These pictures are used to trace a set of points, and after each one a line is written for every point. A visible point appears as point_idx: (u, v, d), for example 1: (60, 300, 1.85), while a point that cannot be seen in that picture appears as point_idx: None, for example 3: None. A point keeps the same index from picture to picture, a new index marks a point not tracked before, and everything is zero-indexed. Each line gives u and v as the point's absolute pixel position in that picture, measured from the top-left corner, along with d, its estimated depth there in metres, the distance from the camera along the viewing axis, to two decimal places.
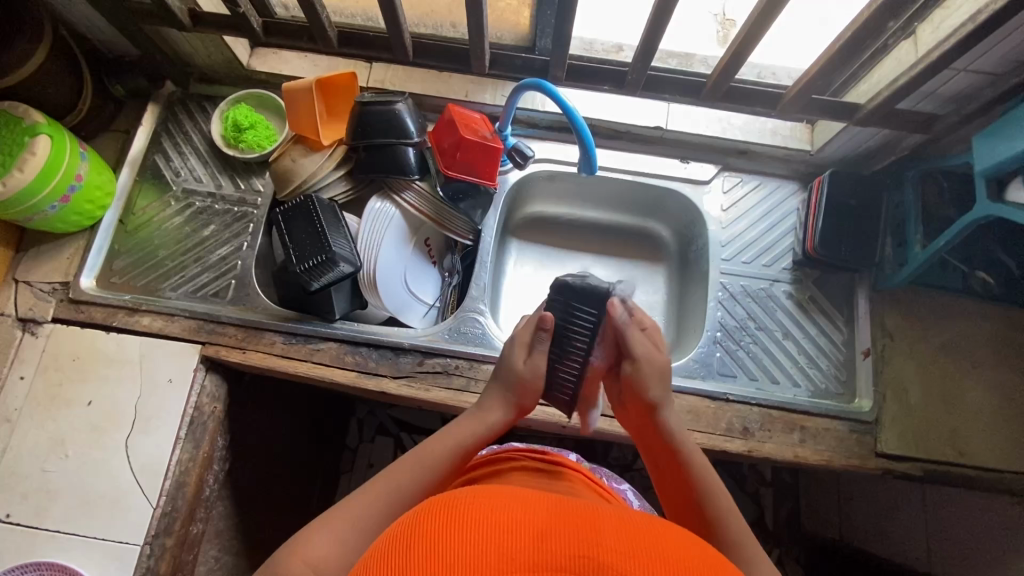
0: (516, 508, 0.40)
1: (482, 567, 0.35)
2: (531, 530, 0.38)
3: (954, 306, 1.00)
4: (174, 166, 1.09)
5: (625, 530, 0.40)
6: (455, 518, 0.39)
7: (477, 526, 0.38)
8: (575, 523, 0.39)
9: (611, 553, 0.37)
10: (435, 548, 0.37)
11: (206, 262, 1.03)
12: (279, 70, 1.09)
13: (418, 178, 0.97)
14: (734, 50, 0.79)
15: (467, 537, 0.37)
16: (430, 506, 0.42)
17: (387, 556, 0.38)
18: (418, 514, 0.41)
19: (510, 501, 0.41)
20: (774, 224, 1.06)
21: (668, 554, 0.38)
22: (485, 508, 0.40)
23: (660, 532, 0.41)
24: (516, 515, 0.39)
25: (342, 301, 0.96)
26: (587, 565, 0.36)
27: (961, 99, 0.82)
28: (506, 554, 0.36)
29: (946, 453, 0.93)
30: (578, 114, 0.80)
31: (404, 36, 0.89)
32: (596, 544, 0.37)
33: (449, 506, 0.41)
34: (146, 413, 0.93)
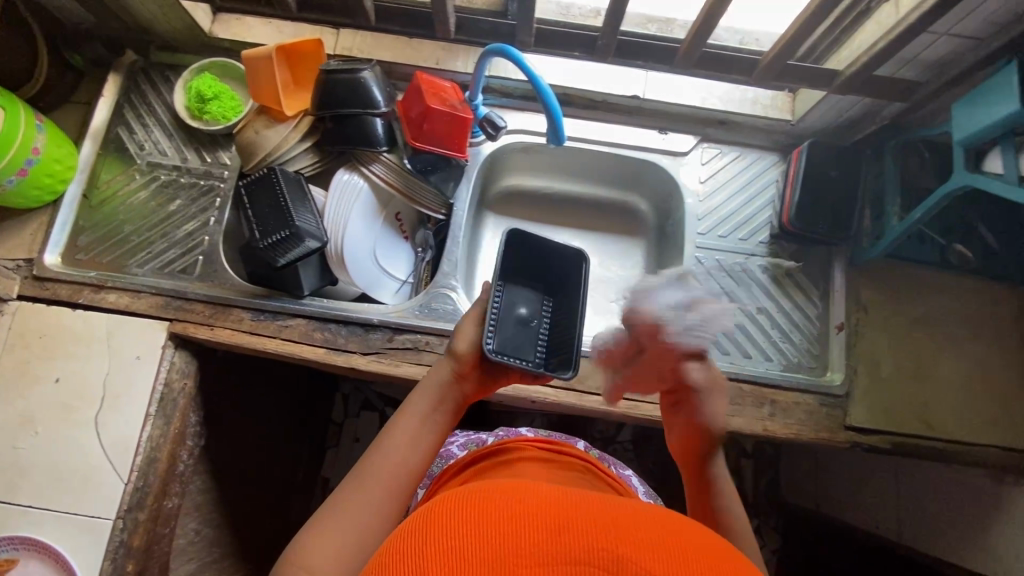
0: (532, 496, 0.38)
1: (499, 560, 0.33)
2: (551, 522, 0.35)
3: (930, 279, 0.99)
4: (138, 138, 1.05)
5: (645, 523, 0.37)
6: (466, 508, 0.37)
7: (493, 518, 0.35)
8: (595, 513, 0.37)
9: (633, 547, 0.34)
10: (446, 541, 0.35)
11: (172, 238, 1.01)
12: (243, 37, 1.04)
13: (385, 150, 0.95)
14: (705, 15, 0.75)
15: (481, 530, 0.35)
16: (438, 500, 0.39)
17: (396, 551, 0.36)
18: (429, 507, 0.39)
19: (524, 490, 0.39)
20: (752, 197, 1.04)
21: (693, 550, 0.36)
22: (502, 498, 0.38)
23: (684, 527, 0.39)
24: (531, 503, 0.37)
25: (310, 277, 0.95)
26: (610, 560, 0.33)
27: (942, 65, 0.79)
28: (524, 547, 0.34)
29: (914, 426, 0.93)
30: (544, 81, 0.78)
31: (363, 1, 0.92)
32: (619, 536, 0.35)
33: (459, 499, 0.39)
34: (115, 390, 0.92)
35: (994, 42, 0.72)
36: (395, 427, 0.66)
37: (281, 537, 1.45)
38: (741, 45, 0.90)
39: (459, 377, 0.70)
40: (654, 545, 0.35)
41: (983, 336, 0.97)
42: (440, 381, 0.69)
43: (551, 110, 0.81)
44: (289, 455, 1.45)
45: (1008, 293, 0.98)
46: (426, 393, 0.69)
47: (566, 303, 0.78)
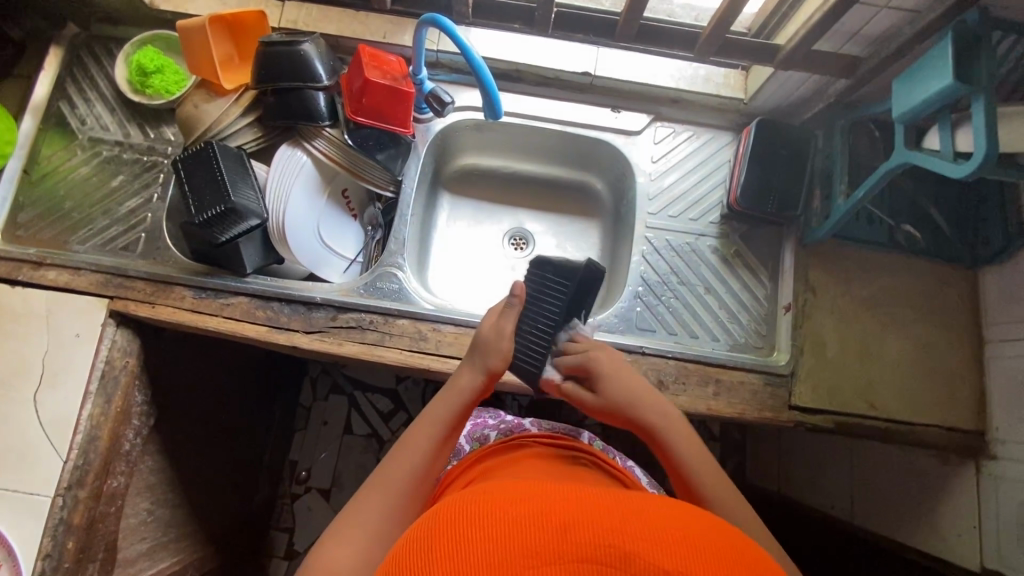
0: (538, 496, 0.39)
1: (504, 564, 0.34)
2: (556, 520, 0.36)
3: (879, 259, 0.98)
4: (80, 113, 1.03)
5: (647, 515, 0.38)
6: (475, 514, 0.38)
7: (501, 523, 0.36)
8: (599, 509, 0.37)
9: (637, 542, 0.35)
10: (456, 547, 0.36)
11: (115, 214, 0.99)
12: (184, 9, 1.02)
13: (328, 125, 0.93)
14: None
15: (486, 534, 0.36)
16: (446, 504, 0.40)
17: (409, 557, 0.37)
18: (437, 512, 0.40)
19: (526, 491, 0.40)
20: (704, 176, 1.03)
21: (698, 544, 0.36)
22: (505, 501, 0.39)
23: (689, 518, 0.39)
24: (535, 503, 0.38)
25: (253, 253, 0.93)
26: (612, 555, 0.34)
27: (884, 39, 0.78)
28: (531, 549, 0.34)
29: (859, 406, 0.93)
30: (477, 55, 0.79)
31: None
32: (623, 530, 0.36)
33: (470, 503, 0.39)
34: (54, 367, 0.91)
35: (931, 15, 0.71)
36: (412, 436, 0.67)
37: (245, 518, 1.45)
38: (695, 22, 0.89)
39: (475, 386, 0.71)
40: (663, 540, 0.35)
41: (931, 317, 0.97)
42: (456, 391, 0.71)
43: (485, 83, 0.81)
44: (253, 436, 1.44)
45: (956, 273, 0.98)
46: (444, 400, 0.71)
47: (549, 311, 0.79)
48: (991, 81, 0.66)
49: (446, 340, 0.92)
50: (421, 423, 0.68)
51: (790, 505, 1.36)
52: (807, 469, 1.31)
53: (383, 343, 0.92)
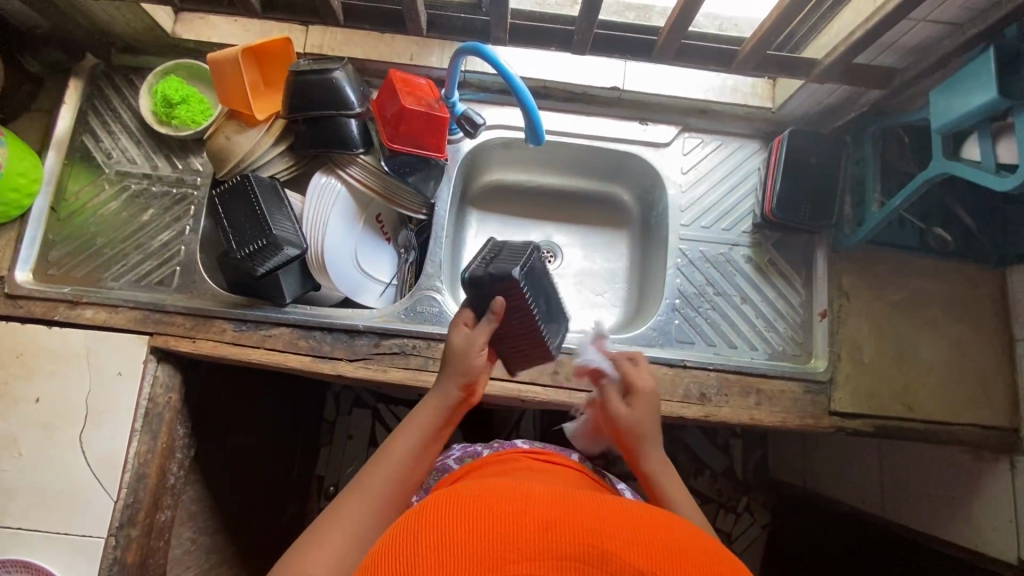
0: (525, 498, 0.40)
1: (489, 556, 0.34)
2: (538, 519, 0.37)
3: (910, 262, 1.00)
4: (105, 147, 1.02)
5: (626, 519, 0.39)
6: (462, 508, 0.38)
7: (485, 516, 0.37)
8: (583, 512, 0.38)
9: (615, 542, 0.36)
10: (442, 537, 0.36)
11: (147, 249, 0.99)
12: (207, 38, 1.00)
13: (361, 152, 0.93)
14: (682, 6, 0.74)
15: (471, 527, 0.36)
16: (437, 495, 0.41)
17: (395, 542, 0.37)
18: (423, 504, 0.41)
19: (513, 492, 0.41)
20: (734, 186, 1.04)
21: (675, 547, 0.37)
22: (492, 499, 0.39)
23: (666, 525, 0.40)
24: (522, 503, 0.39)
25: (292, 284, 0.93)
26: (593, 554, 0.35)
27: (921, 51, 0.79)
28: (514, 545, 0.35)
29: (897, 409, 0.95)
30: (519, 81, 0.79)
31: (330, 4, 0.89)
32: (605, 533, 0.37)
33: (458, 498, 0.40)
34: (98, 407, 0.91)
35: (973, 29, 0.71)
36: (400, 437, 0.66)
37: (279, 538, 1.45)
38: (719, 32, 0.88)
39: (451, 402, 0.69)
40: (639, 544, 0.36)
41: (962, 318, 0.98)
42: (432, 407, 0.69)
43: (526, 106, 0.82)
44: (282, 456, 1.44)
45: (985, 273, 0.99)
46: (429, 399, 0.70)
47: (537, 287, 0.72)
48: None
49: None
50: (403, 431, 0.67)
51: (818, 499, 1.38)
52: (835, 465, 1.33)
53: (428, 367, 0.92)
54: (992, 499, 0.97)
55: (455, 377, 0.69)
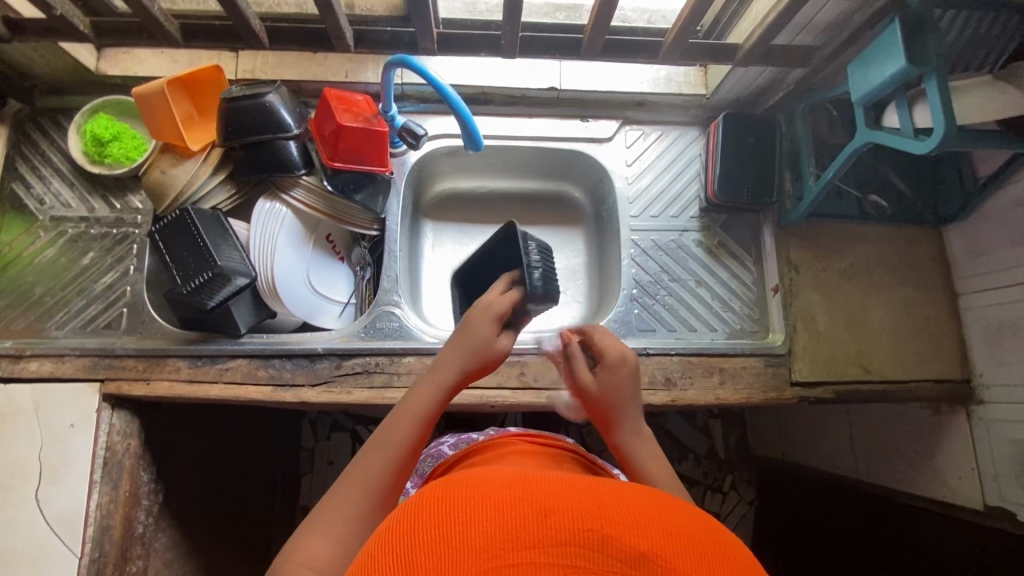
0: (516, 485, 0.37)
1: (484, 548, 0.32)
2: (533, 506, 0.35)
3: (854, 230, 1.03)
4: (36, 192, 0.98)
5: (625, 501, 0.37)
6: (451, 499, 0.36)
7: (478, 506, 0.35)
8: (580, 495, 0.37)
9: (615, 525, 0.34)
10: (434, 531, 0.34)
11: (91, 293, 0.95)
12: (133, 72, 0.98)
13: (303, 173, 0.92)
14: (601, 5, 0.76)
15: (465, 518, 0.34)
16: (428, 485, 0.39)
17: (385, 545, 0.35)
18: (415, 497, 0.38)
19: (507, 478, 0.39)
20: (677, 174, 1.06)
21: (675, 528, 0.35)
22: (485, 486, 0.37)
23: (667, 506, 0.38)
24: (516, 490, 0.36)
25: (245, 314, 0.91)
26: (592, 538, 0.33)
27: (835, 28, 0.81)
28: (510, 535, 0.33)
29: (855, 372, 0.98)
30: (449, 88, 0.79)
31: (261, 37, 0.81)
32: (601, 515, 0.35)
33: (451, 487, 0.38)
34: (52, 463, 0.87)
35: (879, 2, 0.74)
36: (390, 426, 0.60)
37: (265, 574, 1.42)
38: (648, 25, 0.91)
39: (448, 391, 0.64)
40: (641, 525, 0.35)
41: (907, 279, 1.02)
42: (424, 399, 0.63)
43: (461, 113, 0.81)
44: (262, 490, 1.41)
45: (924, 233, 1.03)
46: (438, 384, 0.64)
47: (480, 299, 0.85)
48: (939, 61, 0.70)
49: None
50: (391, 423, 0.60)
51: (796, 469, 1.41)
52: (807, 434, 1.36)
53: (393, 384, 0.91)
54: (955, 448, 1.01)
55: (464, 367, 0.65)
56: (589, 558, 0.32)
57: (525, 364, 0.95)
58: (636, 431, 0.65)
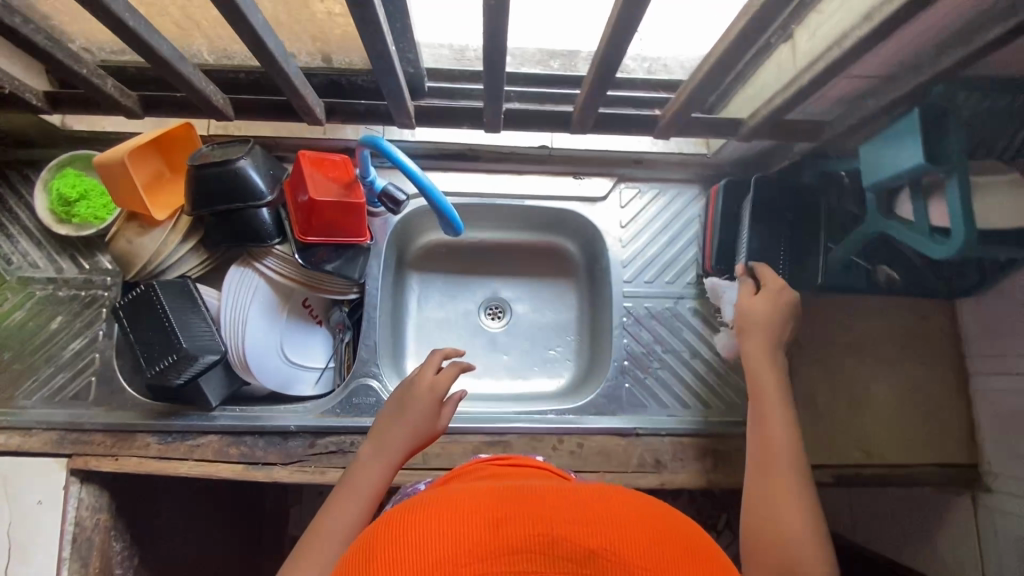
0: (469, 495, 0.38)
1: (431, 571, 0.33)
2: (485, 515, 0.35)
3: (860, 302, 0.98)
4: (3, 252, 0.95)
5: (582, 502, 0.37)
6: (401, 521, 0.37)
7: (429, 521, 0.36)
8: (535, 500, 0.37)
9: (565, 525, 0.34)
10: (386, 557, 0.34)
11: (59, 361, 0.92)
12: (101, 127, 0.94)
13: (276, 243, 0.87)
14: (592, 84, 0.71)
15: (415, 540, 0.35)
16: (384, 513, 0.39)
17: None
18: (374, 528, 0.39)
19: (460, 491, 0.39)
20: (674, 236, 1.00)
21: (629, 525, 0.35)
22: (437, 504, 0.37)
23: (624, 499, 0.38)
24: (468, 501, 0.37)
25: (216, 389, 0.88)
26: (543, 543, 0.34)
27: (847, 105, 0.75)
28: (462, 552, 0.33)
29: (855, 456, 0.93)
30: (422, 178, 0.73)
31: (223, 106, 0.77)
32: (552, 518, 0.35)
33: (404, 511, 0.38)
34: (19, 541, 0.85)
35: (895, 88, 0.67)
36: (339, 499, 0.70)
37: None
38: (648, 75, 0.84)
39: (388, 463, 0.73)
40: (592, 523, 0.35)
41: (914, 353, 0.97)
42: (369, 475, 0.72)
43: (435, 200, 0.75)
44: None
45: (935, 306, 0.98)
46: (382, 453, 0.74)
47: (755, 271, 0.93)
48: (963, 161, 0.63)
49: (433, 451, 0.90)
50: (339, 499, 0.70)
51: None
52: None
53: None
54: None
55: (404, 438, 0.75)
56: (542, 561, 0.33)
57: (508, 444, 0.90)
58: (767, 357, 0.71)
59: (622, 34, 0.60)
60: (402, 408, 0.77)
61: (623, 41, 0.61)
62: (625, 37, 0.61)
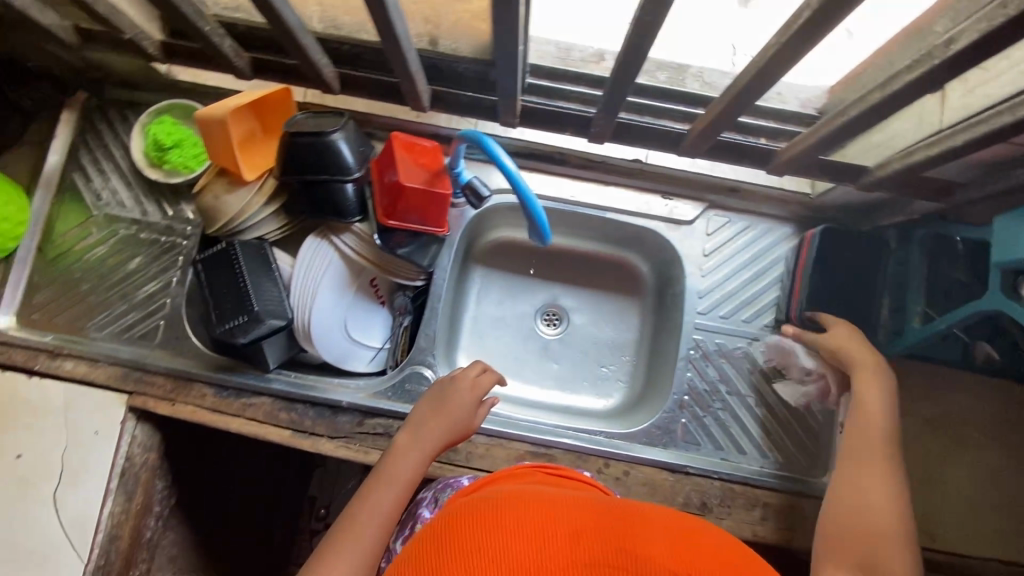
0: (544, 510, 0.43)
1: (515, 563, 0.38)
2: (564, 528, 0.41)
3: (946, 376, 0.91)
4: (95, 187, 0.97)
5: (649, 532, 0.42)
6: (480, 521, 0.43)
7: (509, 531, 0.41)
8: (606, 522, 0.42)
9: (644, 550, 0.39)
10: (473, 546, 0.40)
11: (133, 300, 0.94)
12: (204, 80, 0.97)
13: (356, 221, 0.87)
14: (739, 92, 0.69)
15: (498, 540, 0.40)
16: (457, 514, 0.45)
17: (424, 557, 0.41)
18: (448, 522, 0.44)
19: (531, 504, 0.45)
20: (757, 274, 0.95)
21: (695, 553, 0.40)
22: (516, 513, 0.43)
23: (682, 534, 0.43)
24: (543, 515, 0.42)
25: (275, 352, 0.88)
26: (622, 558, 0.38)
27: (991, 169, 0.68)
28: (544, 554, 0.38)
29: (917, 537, 0.86)
30: (521, 179, 0.69)
31: (320, 70, 0.74)
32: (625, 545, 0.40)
33: (479, 512, 0.44)
34: (73, 466, 0.88)
35: None
36: (378, 483, 0.69)
37: None
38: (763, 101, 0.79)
39: (427, 453, 0.73)
40: (656, 542, 0.41)
41: (998, 440, 0.90)
42: (408, 462, 0.72)
43: (529, 204, 0.70)
44: None
45: None
46: (419, 446, 0.74)
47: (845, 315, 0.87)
48: None
49: (477, 452, 0.88)
50: (375, 484, 0.69)
51: None
52: None
53: None
54: None
55: (445, 428, 0.76)
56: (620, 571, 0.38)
57: (552, 459, 0.88)
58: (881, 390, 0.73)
59: (784, 56, 0.59)
60: (443, 401, 0.78)
61: (777, 70, 0.61)
62: (781, 67, 0.60)
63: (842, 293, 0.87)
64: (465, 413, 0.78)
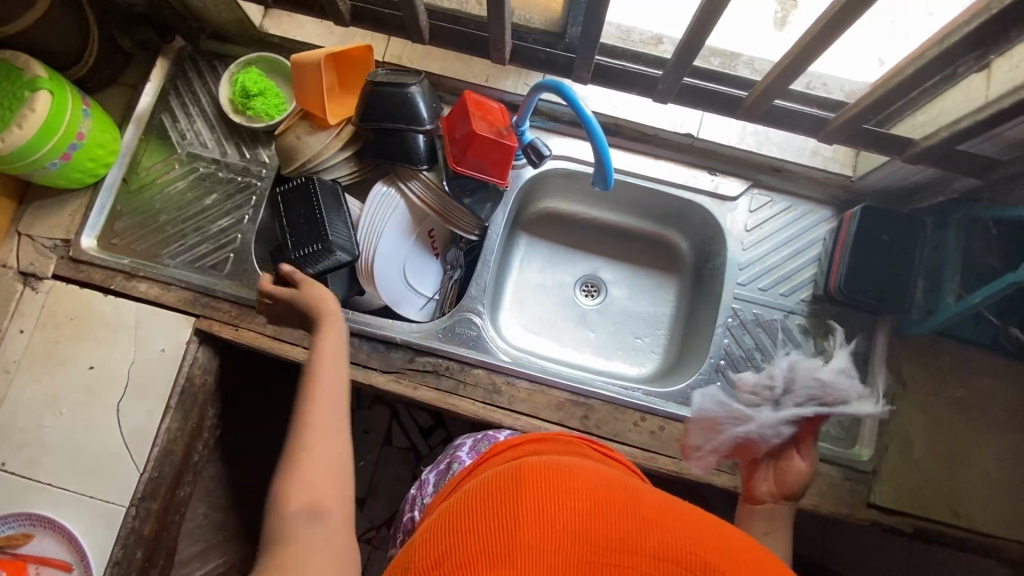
0: (602, 514, 0.39)
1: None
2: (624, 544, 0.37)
3: (976, 360, 0.94)
4: (181, 127, 1.05)
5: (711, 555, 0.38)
6: (535, 509, 0.39)
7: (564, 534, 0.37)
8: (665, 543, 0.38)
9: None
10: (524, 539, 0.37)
11: (206, 232, 1.01)
12: (292, 35, 1.07)
13: (425, 169, 0.93)
14: (788, 64, 0.74)
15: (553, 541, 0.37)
16: (511, 488, 0.41)
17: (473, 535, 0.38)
18: (500, 493, 0.41)
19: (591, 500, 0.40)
20: (796, 251, 1.00)
21: None
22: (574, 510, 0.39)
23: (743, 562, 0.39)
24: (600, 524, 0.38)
25: (339, 287, 0.95)
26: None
27: None
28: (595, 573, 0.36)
29: (941, 512, 0.89)
30: (593, 119, 0.76)
31: (419, 18, 0.78)
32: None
33: (535, 496, 0.40)
34: (138, 380, 0.94)
35: None
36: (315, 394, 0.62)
37: None
38: (806, 90, 0.85)
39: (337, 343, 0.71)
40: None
41: None
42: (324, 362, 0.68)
43: (598, 144, 0.77)
44: None
45: None
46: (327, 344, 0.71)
47: (884, 286, 0.91)
48: None
49: (519, 396, 0.92)
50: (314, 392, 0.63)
51: None
52: None
53: (457, 391, 0.92)
54: None
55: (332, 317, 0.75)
56: None
57: (591, 408, 0.92)
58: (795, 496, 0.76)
59: (846, 21, 0.65)
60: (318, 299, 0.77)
61: (835, 36, 0.67)
62: (838, 33, 0.67)
63: (882, 269, 0.91)
64: (328, 291, 0.80)
